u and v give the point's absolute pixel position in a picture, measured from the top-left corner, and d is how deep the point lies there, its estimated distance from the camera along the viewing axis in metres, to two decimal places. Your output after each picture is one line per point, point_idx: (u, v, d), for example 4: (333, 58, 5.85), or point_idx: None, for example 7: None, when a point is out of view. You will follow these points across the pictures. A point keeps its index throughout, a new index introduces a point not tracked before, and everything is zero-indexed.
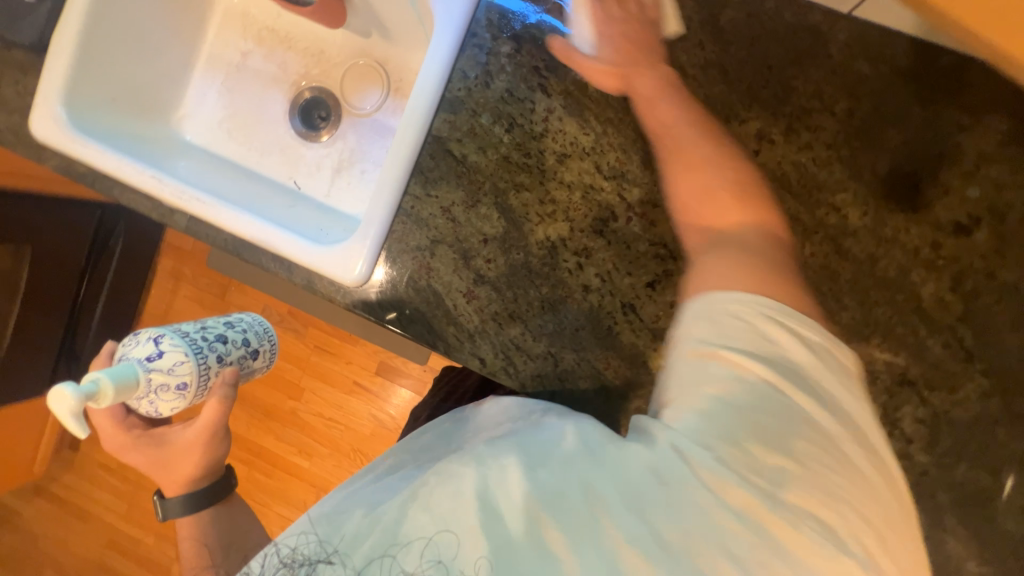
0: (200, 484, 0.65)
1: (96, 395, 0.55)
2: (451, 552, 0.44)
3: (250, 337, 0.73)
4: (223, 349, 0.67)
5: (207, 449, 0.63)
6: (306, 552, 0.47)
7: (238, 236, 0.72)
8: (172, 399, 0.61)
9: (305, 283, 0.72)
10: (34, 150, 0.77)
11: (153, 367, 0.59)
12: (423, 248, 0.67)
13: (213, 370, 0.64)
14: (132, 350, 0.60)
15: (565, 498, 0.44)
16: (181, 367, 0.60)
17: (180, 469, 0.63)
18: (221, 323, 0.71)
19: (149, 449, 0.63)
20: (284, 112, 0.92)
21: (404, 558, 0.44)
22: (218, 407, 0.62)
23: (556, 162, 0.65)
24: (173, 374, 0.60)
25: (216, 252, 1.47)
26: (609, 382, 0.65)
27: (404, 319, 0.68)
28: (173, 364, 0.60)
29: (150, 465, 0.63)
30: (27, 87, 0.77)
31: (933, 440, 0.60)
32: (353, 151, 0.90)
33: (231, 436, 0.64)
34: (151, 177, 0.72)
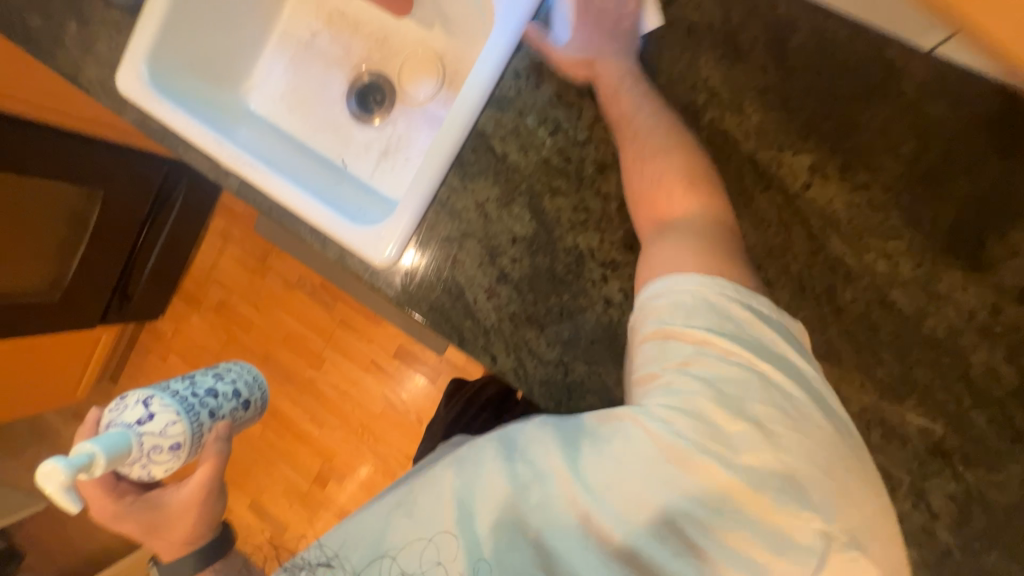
0: (200, 540, 0.67)
1: (88, 465, 0.56)
2: (449, 554, 0.48)
3: (240, 386, 0.75)
4: (213, 404, 0.69)
5: (202, 506, 0.65)
6: (306, 558, 0.53)
7: (282, 204, 0.75)
8: (166, 459, 0.63)
9: (336, 256, 0.74)
10: (116, 102, 0.84)
11: (144, 430, 0.61)
12: (452, 239, 0.68)
13: (205, 427, 0.66)
14: (123, 417, 0.61)
15: (529, 495, 0.47)
16: (173, 427, 0.62)
17: (182, 529, 0.65)
18: (210, 376, 0.74)
19: (142, 515, 0.64)
20: (343, 93, 0.96)
21: (404, 560, 0.49)
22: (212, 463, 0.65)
23: (595, 172, 0.64)
24: (165, 435, 0.62)
25: (264, 218, 1.56)
26: (618, 400, 0.64)
27: (424, 305, 0.69)
28: (164, 425, 0.62)
29: (147, 531, 0.64)
30: (119, 45, 0.84)
31: (961, 520, 0.55)
32: (401, 137, 0.93)
33: (225, 493, 0.66)
34: (213, 140, 0.77)
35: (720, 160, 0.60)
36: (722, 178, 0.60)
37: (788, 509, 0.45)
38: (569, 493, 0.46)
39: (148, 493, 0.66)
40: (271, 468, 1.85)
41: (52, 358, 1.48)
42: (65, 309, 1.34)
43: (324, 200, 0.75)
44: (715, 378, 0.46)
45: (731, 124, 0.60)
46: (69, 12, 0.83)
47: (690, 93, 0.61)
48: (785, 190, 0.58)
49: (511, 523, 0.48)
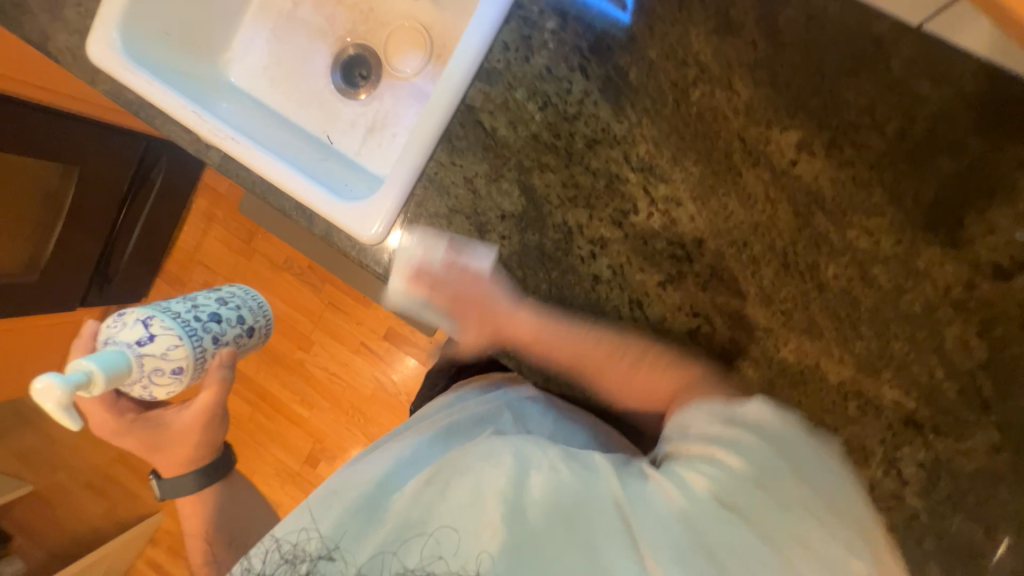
0: (200, 462, 0.68)
1: (86, 383, 0.55)
2: (451, 545, 0.45)
3: (245, 315, 0.74)
4: (217, 330, 0.68)
5: (205, 429, 0.66)
6: (308, 548, 0.48)
7: (267, 180, 0.74)
8: (168, 382, 0.62)
9: (322, 233, 0.73)
10: (88, 72, 0.80)
11: (145, 351, 0.60)
12: (441, 215, 0.67)
13: (209, 352, 0.66)
14: (120, 336, 0.60)
15: (579, 505, 0.48)
16: (176, 351, 0.61)
17: (183, 447, 0.66)
18: (214, 299, 0.72)
19: (145, 434, 0.64)
20: (327, 66, 0.93)
21: (405, 552, 0.46)
22: (215, 390, 0.65)
23: (584, 148, 0.64)
24: (167, 358, 0.61)
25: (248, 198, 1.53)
26: (605, 375, 0.65)
27: (413, 283, 0.69)
28: (167, 348, 0.61)
29: (149, 447, 0.65)
30: (89, 11, 0.80)
31: (929, 486, 0.58)
32: (388, 113, 0.91)
33: (228, 418, 0.68)
34: (192, 112, 0.75)
35: (709, 137, 0.60)
36: (710, 155, 0.60)
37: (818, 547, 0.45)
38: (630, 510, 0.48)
39: (149, 412, 0.65)
40: (262, 449, 1.85)
41: (36, 340, 1.45)
42: (43, 290, 1.30)
43: (310, 175, 0.73)
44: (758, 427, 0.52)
45: (720, 100, 0.60)
46: None
47: (680, 68, 0.60)
48: (772, 167, 0.59)
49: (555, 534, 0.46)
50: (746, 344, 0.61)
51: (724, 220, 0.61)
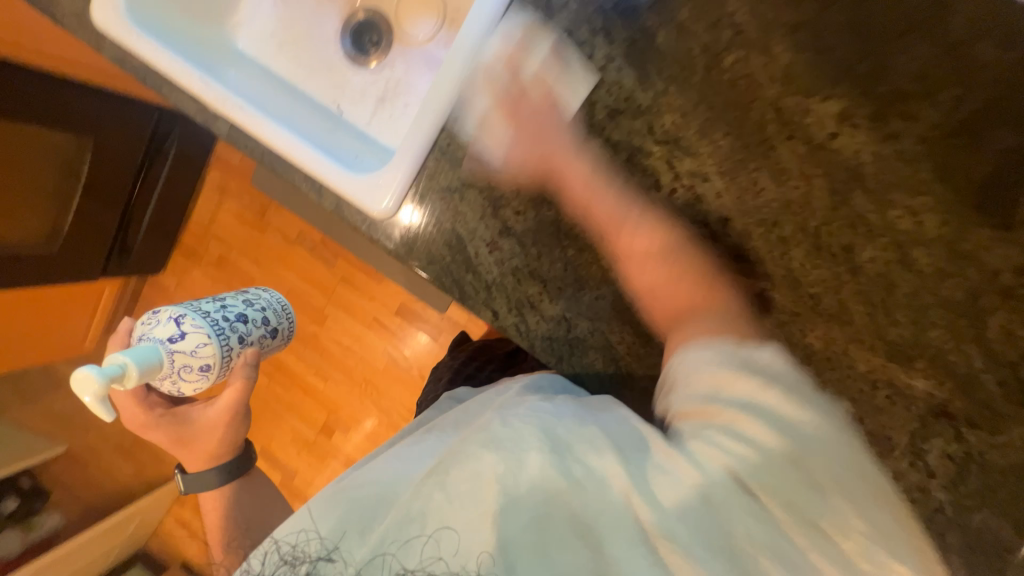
0: (223, 459, 0.67)
1: (121, 376, 0.56)
2: (451, 546, 0.45)
3: (269, 316, 0.75)
4: (243, 330, 0.68)
5: (227, 429, 0.65)
6: (307, 550, 0.49)
7: (276, 151, 0.72)
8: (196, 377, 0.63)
9: (332, 207, 0.71)
10: (93, 37, 0.78)
11: (176, 348, 0.61)
12: (453, 189, 0.65)
13: (235, 351, 0.66)
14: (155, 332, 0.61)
15: (574, 496, 0.45)
16: (204, 349, 0.62)
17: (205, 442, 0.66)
18: (241, 300, 0.73)
19: (171, 428, 0.65)
20: (336, 32, 0.89)
21: (405, 554, 0.45)
22: (238, 384, 0.64)
23: (606, 118, 0.60)
24: (196, 356, 0.61)
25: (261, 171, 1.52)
26: (620, 357, 0.64)
27: (425, 259, 0.67)
28: (195, 345, 0.61)
29: (175, 443, 0.65)
30: None
31: (958, 479, 0.56)
32: (399, 81, 0.87)
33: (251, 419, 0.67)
34: (199, 79, 0.72)
35: (741, 107, 0.56)
36: (742, 126, 0.56)
37: (823, 529, 0.44)
38: (627, 493, 0.45)
39: (177, 408, 0.66)
40: (279, 419, 1.91)
41: (59, 309, 1.49)
42: (64, 262, 1.32)
43: (319, 147, 0.71)
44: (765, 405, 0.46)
45: (756, 66, 0.55)
46: None
47: (713, 30, 0.55)
48: (809, 140, 0.54)
49: (548, 525, 0.44)
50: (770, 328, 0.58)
51: (754, 197, 0.57)
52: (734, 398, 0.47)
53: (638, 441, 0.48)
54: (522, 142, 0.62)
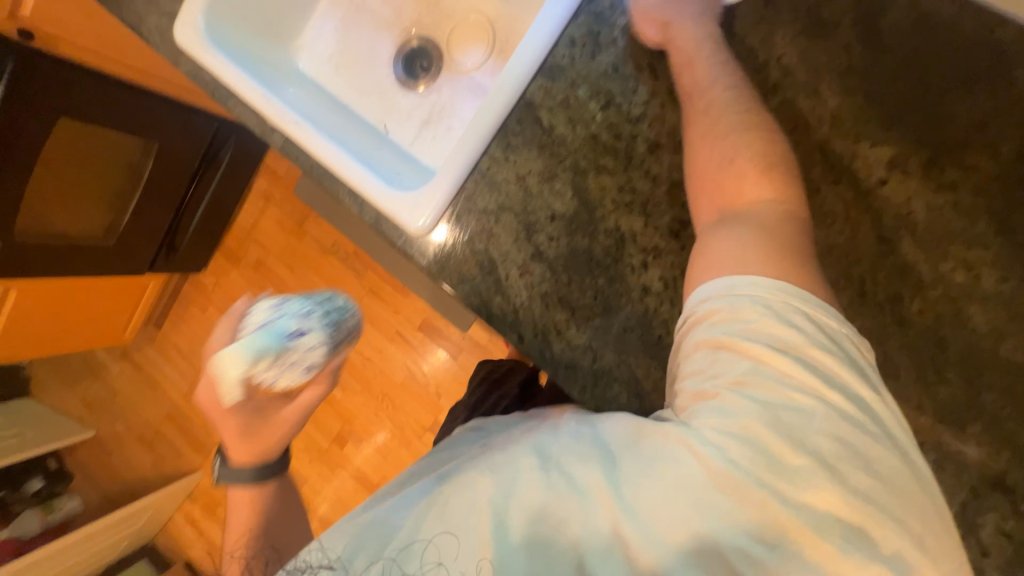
0: (270, 457, 0.71)
1: (260, 355, 0.58)
2: (450, 552, 0.44)
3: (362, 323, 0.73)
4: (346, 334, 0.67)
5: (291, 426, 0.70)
6: (310, 562, 0.48)
7: (324, 165, 0.75)
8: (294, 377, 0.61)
9: (371, 221, 0.74)
10: (172, 53, 0.85)
11: (296, 343, 0.59)
12: (490, 212, 0.66)
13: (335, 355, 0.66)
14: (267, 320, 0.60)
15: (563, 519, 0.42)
16: (319, 353, 0.60)
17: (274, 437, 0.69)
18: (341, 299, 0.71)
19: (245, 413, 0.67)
20: (390, 57, 0.94)
21: (405, 562, 0.45)
22: (324, 383, 0.68)
23: (646, 152, 0.60)
24: (310, 357, 0.60)
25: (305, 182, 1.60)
26: (646, 392, 0.62)
27: (455, 278, 0.68)
28: (312, 347, 0.60)
29: (241, 430, 0.68)
30: None
31: (1016, 561, 0.51)
32: (444, 105, 0.91)
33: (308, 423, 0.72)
34: (261, 95, 0.77)
35: (786, 148, 0.55)
36: None
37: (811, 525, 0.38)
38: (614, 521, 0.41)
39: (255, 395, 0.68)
40: None
41: (105, 299, 1.58)
42: (116, 255, 1.41)
43: (365, 163, 0.74)
44: (774, 398, 0.40)
45: (803, 109, 0.55)
46: None
47: (760, 72, 0.56)
48: (856, 185, 0.53)
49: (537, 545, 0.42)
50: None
51: None
52: (735, 376, 0.42)
53: (634, 444, 0.43)
54: (654, 15, 0.58)
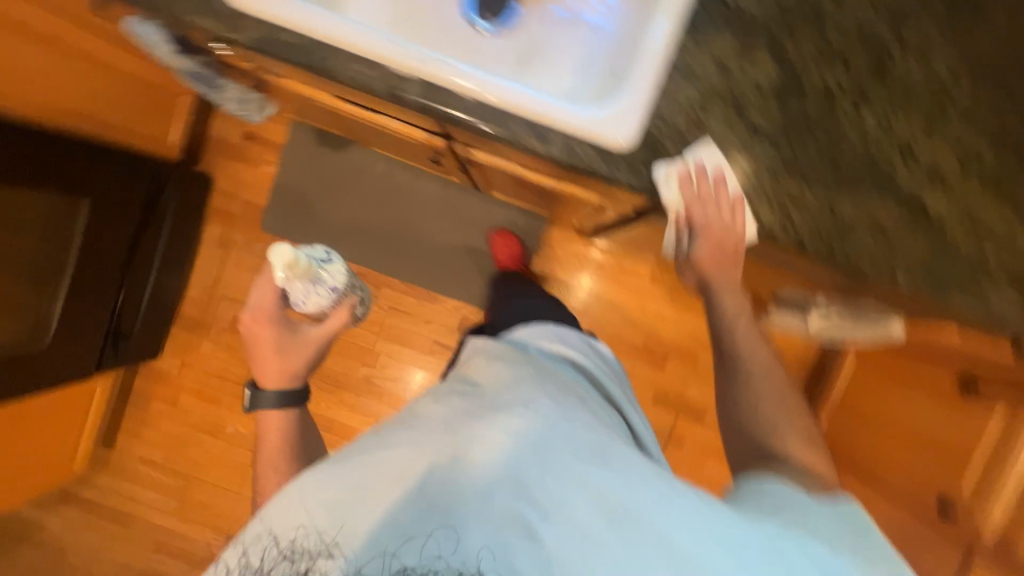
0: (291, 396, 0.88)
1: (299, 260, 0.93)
2: (450, 545, 0.51)
3: (336, 290, 1.01)
4: (333, 281, 1.00)
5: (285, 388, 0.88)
6: (306, 544, 0.54)
7: (480, 101, 0.68)
8: (321, 295, 0.99)
9: (561, 149, 0.68)
10: (228, 21, 0.68)
11: (325, 262, 1.00)
12: (695, 101, 0.68)
13: (335, 295, 1.01)
14: (320, 258, 1.00)
15: (607, 495, 0.52)
16: (337, 273, 1.02)
17: (281, 361, 0.90)
18: (327, 288, 0.99)
19: (280, 340, 0.92)
20: (456, 2, 0.88)
21: (403, 551, 0.51)
22: (342, 315, 0.99)
23: (832, 14, 0.71)
24: (330, 276, 1.00)
25: (301, 226, 1.73)
26: (887, 227, 0.68)
27: (674, 178, 0.67)
28: (334, 270, 1.01)
29: (285, 393, 0.87)
30: None
31: None
32: (536, 39, 0.87)
33: (302, 378, 0.90)
34: (382, 38, 0.67)
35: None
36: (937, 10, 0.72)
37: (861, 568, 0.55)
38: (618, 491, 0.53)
39: (291, 332, 0.93)
40: None
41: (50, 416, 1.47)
42: None
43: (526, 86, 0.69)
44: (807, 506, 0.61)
45: None
46: None
47: None
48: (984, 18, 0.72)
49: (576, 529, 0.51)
50: (993, 181, 0.69)
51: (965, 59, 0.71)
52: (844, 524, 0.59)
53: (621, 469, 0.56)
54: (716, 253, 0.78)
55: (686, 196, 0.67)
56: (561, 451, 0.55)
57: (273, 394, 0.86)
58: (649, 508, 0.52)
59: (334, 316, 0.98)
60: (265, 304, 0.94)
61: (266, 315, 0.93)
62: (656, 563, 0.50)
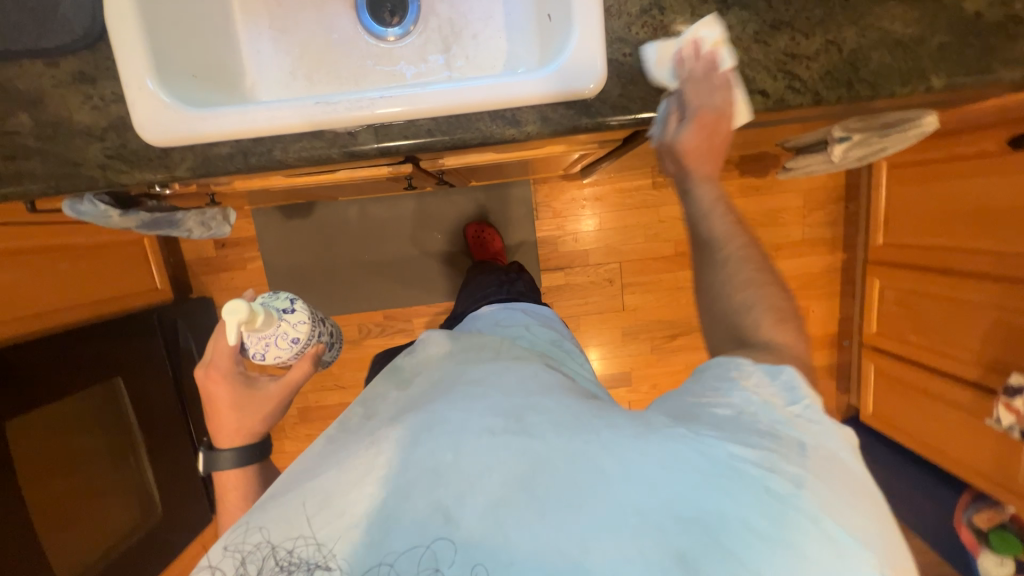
0: (248, 445, 0.86)
1: (249, 315, 0.84)
2: (449, 556, 0.48)
3: (300, 343, 0.92)
4: (295, 334, 0.91)
5: (241, 440, 0.85)
6: (303, 555, 0.51)
7: (439, 118, 0.63)
8: (280, 348, 0.90)
9: (538, 123, 0.63)
10: (161, 167, 0.64)
11: (287, 313, 0.91)
12: (648, 8, 0.62)
13: (300, 348, 0.92)
14: (280, 308, 0.91)
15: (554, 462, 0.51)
16: (302, 325, 0.92)
17: (235, 415, 0.85)
18: (288, 340, 0.91)
19: (234, 393, 0.85)
20: (353, 23, 0.81)
21: (402, 564, 0.48)
22: (305, 368, 0.90)
23: None
24: (295, 328, 0.91)
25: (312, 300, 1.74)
26: (900, 35, 0.61)
27: (662, 95, 0.63)
28: (298, 320, 0.92)
29: (240, 444, 0.85)
30: (109, 94, 0.62)
31: None
32: (451, 21, 0.80)
33: (260, 433, 0.86)
34: (313, 103, 0.61)
35: None
36: None
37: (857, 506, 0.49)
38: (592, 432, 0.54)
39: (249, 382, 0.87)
40: None
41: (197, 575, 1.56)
42: None
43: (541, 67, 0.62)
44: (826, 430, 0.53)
45: None
46: (13, 104, 0.62)
47: None
48: None
49: (542, 499, 0.49)
50: None
51: None
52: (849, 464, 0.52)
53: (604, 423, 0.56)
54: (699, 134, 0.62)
55: (684, 65, 0.61)
56: (522, 417, 0.55)
57: (229, 452, 0.84)
58: (631, 450, 0.51)
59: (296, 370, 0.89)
60: (218, 351, 0.85)
61: (220, 372, 0.85)
62: (648, 508, 0.47)
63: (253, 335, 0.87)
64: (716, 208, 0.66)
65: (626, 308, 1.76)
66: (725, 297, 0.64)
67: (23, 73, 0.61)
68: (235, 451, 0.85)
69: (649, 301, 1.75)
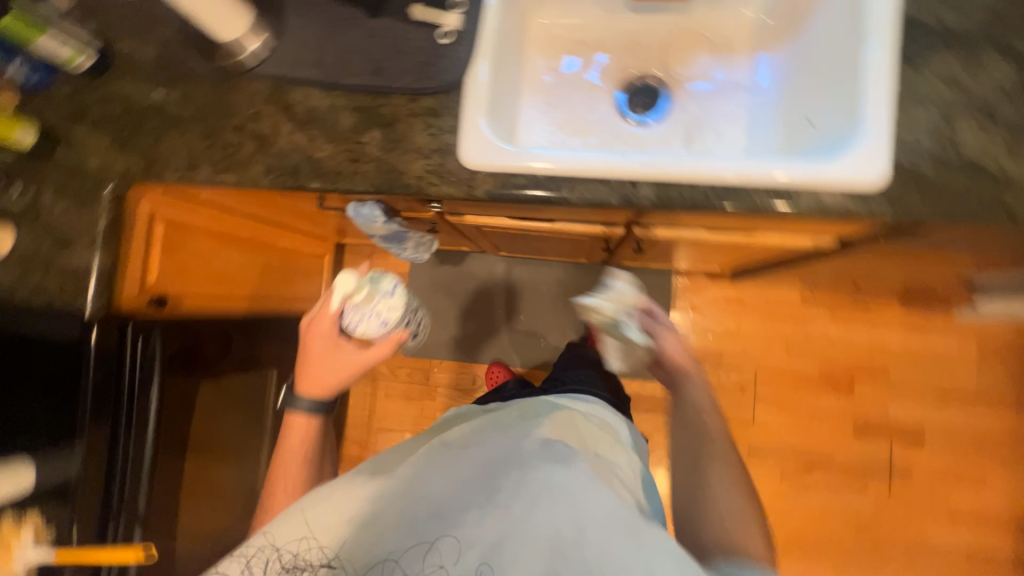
0: (325, 394, 1.01)
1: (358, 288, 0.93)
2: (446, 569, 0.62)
3: (390, 327, 0.95)
4: (387, 316, 0.94)
5: (317, 386, 1.00)
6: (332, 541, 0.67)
7: (719, 185, 0.70)
8: (373, 325, 0.93)
9: (812, 203, 0.68)
10: (463, 183, 0.77)
11: (386, 293, 0.93)
12: (935, 122, 0.69)
13: (390, 328, 0.95)
14: (383, 288, 0.92)
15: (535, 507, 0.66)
16: (395, 309, 0.93)
17: (317, 370, 0.99)
18: (380, 317, 0.93)
19: (328, 349, 0.99)
20: (611, 106, 0.96)
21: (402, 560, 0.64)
22: (387, 349, 0.97)
23: None
24: (389, 310, 0.93)
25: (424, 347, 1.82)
26: None
27: (946, 196, 0.66)
28: (394, 303, 0.93)
29: (316, 389, 1.00)
30: (446, 125, 0.79)
31: None
32: (697, 116, 0.93)
33: (332, 389, 1.00)
34: (613, 156, 0.72)
35: None
36: None
37: None
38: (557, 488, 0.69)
39: (340, 344, 0.99)
40: None
41: None
42: None
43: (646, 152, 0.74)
44: None
45: None
46: (373, 121, 0.81)
47: None
48: None
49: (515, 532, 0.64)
50: None
51: None
52: None
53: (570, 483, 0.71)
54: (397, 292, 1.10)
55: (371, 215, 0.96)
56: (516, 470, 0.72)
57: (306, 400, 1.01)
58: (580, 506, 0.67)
59: (379, 348, 0.96)
60: (325, 311, 0.97)
61: (320, 327, 0.98)
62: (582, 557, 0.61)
63: (352, 305, 0.93)
64: (709, 407, 1.03)
65: (756, 422, 1.61)
66: (714, 498, 0.86)
67: (393, 102, 0.81)
68: (311, 392, 1.00)
69: (786, 419, 1.60)
